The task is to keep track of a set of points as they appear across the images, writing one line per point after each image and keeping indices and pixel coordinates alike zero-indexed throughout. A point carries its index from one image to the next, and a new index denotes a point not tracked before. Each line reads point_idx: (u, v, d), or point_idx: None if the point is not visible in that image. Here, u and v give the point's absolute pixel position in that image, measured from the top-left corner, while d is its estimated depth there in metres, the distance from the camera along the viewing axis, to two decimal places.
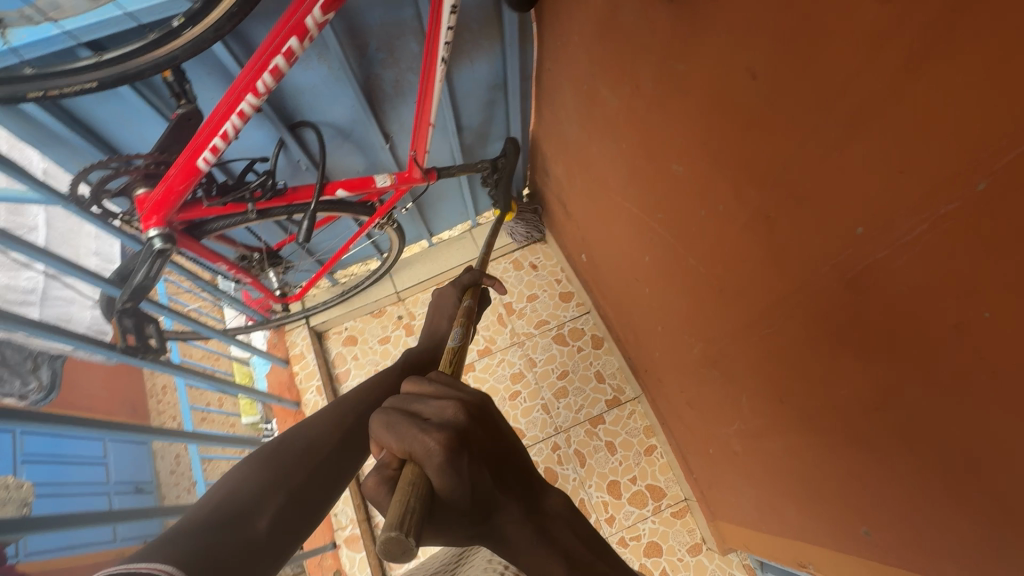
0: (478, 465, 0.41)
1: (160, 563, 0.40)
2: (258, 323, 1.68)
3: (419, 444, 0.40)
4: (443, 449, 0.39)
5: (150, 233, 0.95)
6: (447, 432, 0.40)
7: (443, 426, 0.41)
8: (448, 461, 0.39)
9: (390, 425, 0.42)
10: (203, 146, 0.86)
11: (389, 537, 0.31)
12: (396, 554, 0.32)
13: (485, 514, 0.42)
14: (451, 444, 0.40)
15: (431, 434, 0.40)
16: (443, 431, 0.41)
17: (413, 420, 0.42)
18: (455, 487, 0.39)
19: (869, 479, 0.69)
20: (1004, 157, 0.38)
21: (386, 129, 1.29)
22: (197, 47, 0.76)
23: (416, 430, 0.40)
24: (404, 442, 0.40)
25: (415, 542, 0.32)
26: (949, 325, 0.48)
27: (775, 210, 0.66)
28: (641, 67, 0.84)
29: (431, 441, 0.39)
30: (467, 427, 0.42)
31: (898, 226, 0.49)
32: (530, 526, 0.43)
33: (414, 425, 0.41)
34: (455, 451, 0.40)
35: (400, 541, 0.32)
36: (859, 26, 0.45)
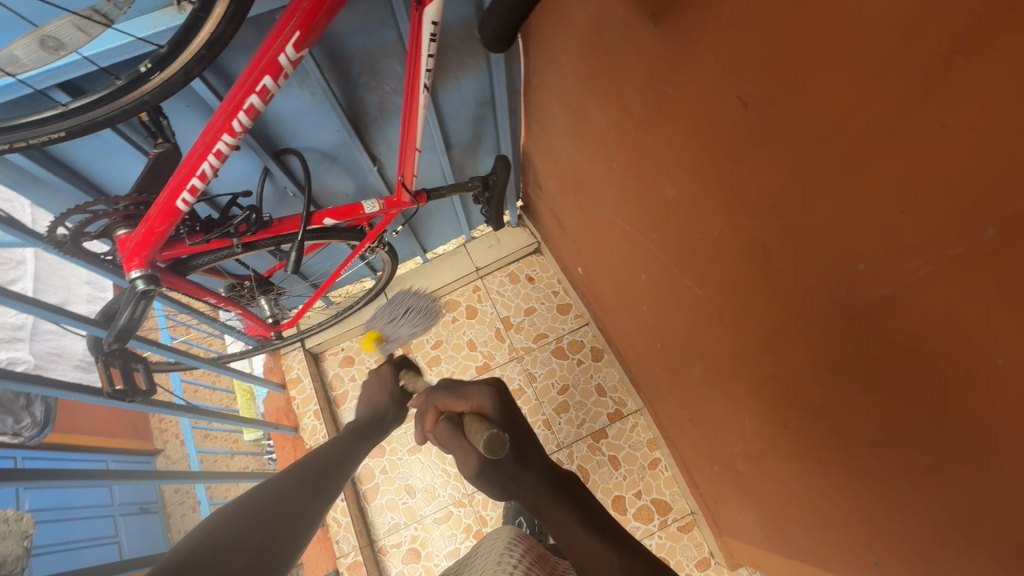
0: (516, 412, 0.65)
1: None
2: (253, 348, 1.66)
3: (478, 397, 0.65)
4: (492, 396, 0.64)
5: (132, 275, 0.93)
6: (493, 388, 0.66)
7: (489, 386, 0.66)
8: (497, 404, 0.64)
9: (456, 393, 0.67)
10: (182, 186, 0.84)
11: (493, 433, 0.55)
12: (496, 446, 0.55)
13: (524, 452, 0.59)
14: (496, 396, 0.65)
15: (485, 390, 0.66)
16: (491, 388, 0.66)
17: (469, 386, 0.67)
18: (505, 418, 0.63)
19: (880, 512, 0.67)
20: (1012, 205, 0.36)
21: (373, 151, 1.27)
22: (167, 90, 0.74)
23: (476, 390, 0.66)
24: (468, 400, 0.66)
25: (506, 440, 0.56)
26: (960, 369, 0.46)
27: (772, 240, 0.64)
28: (628, 89, 0.81)
29: (485, 395, 0.65)
30: (504, 388, 0.67)
31: (903, 266, 0.47)
32: (553, 466, 0.58)
33: (472, 388, 0.66)
34: (499, 400, 0.64)
35: (496, 436, 0.55)
36: (854, 62, 0.43)
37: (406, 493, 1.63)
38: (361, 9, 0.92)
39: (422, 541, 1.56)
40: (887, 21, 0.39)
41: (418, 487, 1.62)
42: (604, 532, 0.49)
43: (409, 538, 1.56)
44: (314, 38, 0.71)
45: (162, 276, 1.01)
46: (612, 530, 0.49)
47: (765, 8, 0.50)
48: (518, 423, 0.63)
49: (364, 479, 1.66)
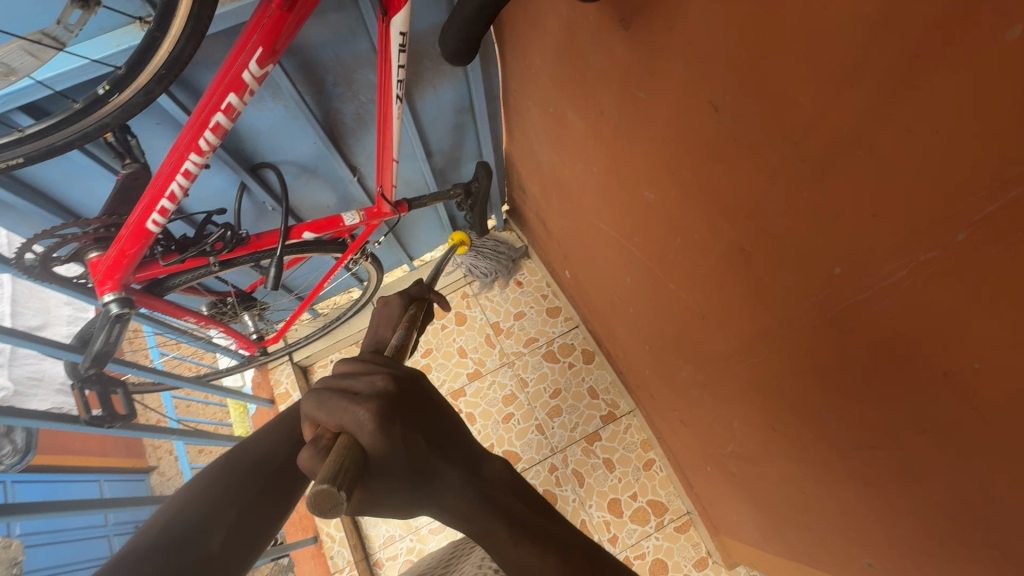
0: (413, 430, 0.43)
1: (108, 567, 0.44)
2: (239, 364, 1.64)
3: (348, 419, 0.42)
4: (371, 417, 0.42)
5: (105, 298, 0.91)
6: (378, 405, 0.43)
7: (373, 399, 0.43)
8: (379, 425, 0.42)
9: (321, 400, 0.43)
10: (151, 208, 0.83)
11: (322, 491, 0.34)
12: (331, 509, 0.35)
13: (415, 472, 0.42)
14: (378, 412, 0.42)
15: (361, 406, 0.42)
16: (373, 401, 0.43)
17: (345, 397, 0.43)
18: (389, 449, 0.41)
19: (870, 513, 0.66)
20: (982, 209, 0.36)
21: (352, 162, 1.25)
22: (128, 111, 0.73)
23: (348, 403, 0.43)
24: (338, 417, 0.42)
25: (348, 493, 0.35)
26: (938, 373, 0.45)
27: (750, 244, 0.64)
28: (602, 94, 0.81)
29: (362, 414, 0.42)
30: (398, 399, 0.45)
31: (877, 271, 0.47)
32: (477, 494, 0.41)
33: (347, 399, 0.43)
34: (384, 420, 0.42)
35: (332, 495, 0.34)
36: (821, 67, 0.43)
37: None
38: (331, 19, 0.91)
39: (418, 553, 1.54)
40: (854, 24, 0.39)
41: None
42: (544, 542, 0.38)
43: (404, 550, 1.55)
44: (278, 54, 0.69)
45: (137, 298, 0.99)
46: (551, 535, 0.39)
47: (730, 13, 0.50)
48: (411, 448, 0.42)
49: None
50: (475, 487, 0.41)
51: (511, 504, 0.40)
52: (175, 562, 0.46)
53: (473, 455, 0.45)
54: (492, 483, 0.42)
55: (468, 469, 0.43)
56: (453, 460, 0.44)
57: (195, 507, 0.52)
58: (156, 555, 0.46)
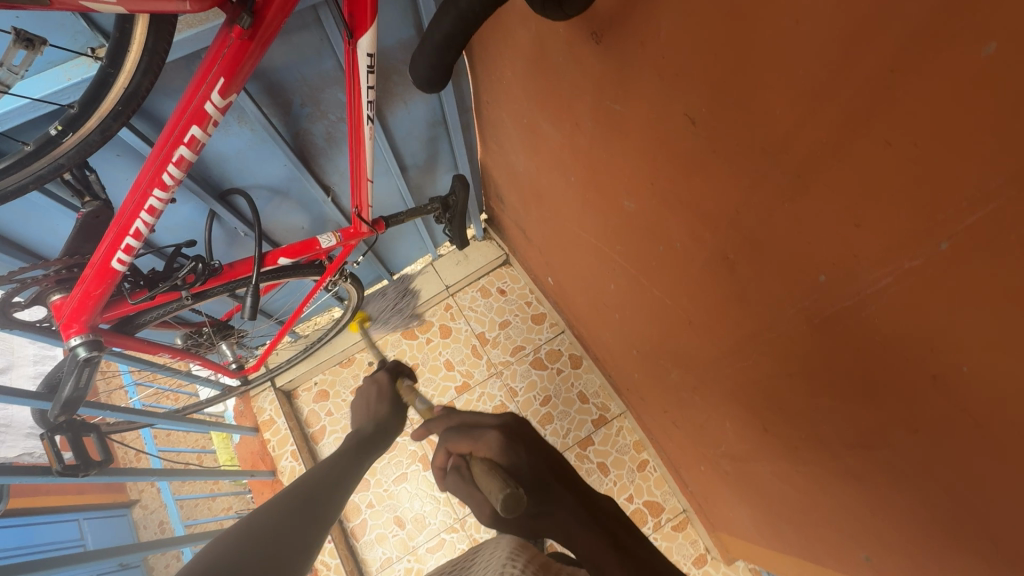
0: (536, 452, 0.45)
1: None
2: (218, 394, 1.58)
3: (484, 442, 0.46)
4: (500, 438, 0.46)
5: (72, 342, 0.87)
6: (502, 429, 0.47)
7: (500, 425, 0.48)
8: (510, 445, 0.45)
9: (454, 438, 0.49)
10: (115, 247, 0.79)
11: (506, 491, 0.38)
12: (514, 508, 0.38)
13: (545, 494, 0.42)
14: (508, 435, 0.46)
15: (491, 431, 0.47)
16: (500, 426, 0.47)
17: (477, 427, 0.48)
18: (523, 464, 0.43)
19: (864, 509, 0.67)
20: (963, 220, 0.36)
21: (325, 181, 1.22)
22: (83, 150, 0.71)
23: (479, 432, 0.47)
24: (473, 442, 0.48)
25: (524, 495, 0.39)
26: (928, 376, 0.45)
27: (733, 253, 0.64)
28: (576, 105, 0.80)
29: (491, 438, 0.46)
30: (518, 423, 0.49)
31: (862, 279, 0.47)
32: (590, 515, 0.40)
33: (477, 430, 0.48)
34: (515, 441, 0.46)
35: (515, 496, 0.38)
36: (795, 79, 0.43)
37: (396, 525, 1.60)
38: (295, 40, 0.88)
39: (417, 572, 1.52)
40: (826, 37, 0.39)
41: (408, 518, 1.59)
42: None
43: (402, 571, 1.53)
44: (241, 83, 0.67)
45: (107, 338, 0.95)
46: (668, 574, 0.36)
47: (701, 25, 0.49)
48: (542, 471, 0.43)
49: (351, 515, 1.62)
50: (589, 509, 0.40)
51: (615, 528, 0.39)
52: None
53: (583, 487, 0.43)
54: (604, 514, 0.41)
55: (585, 497, 0.42)
56: (575, 482, 0.43)
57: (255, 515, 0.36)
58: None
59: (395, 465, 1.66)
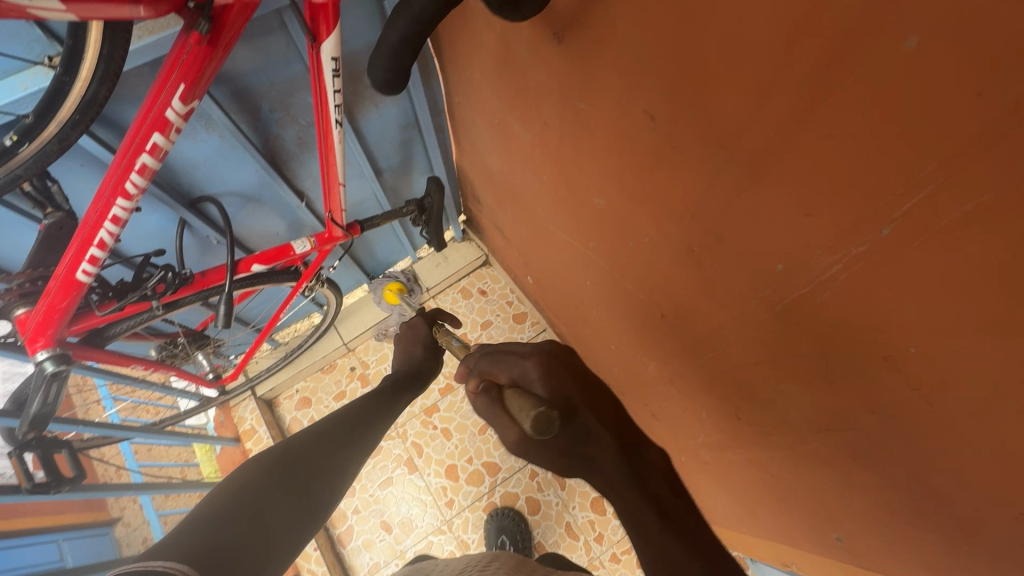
0: (570, 383, 0.51)
1: (161, 562, 0.37)
2: (197, 405, 1.56)
3: (521, 369, 0.53)
4: (537, 367, 0.52)
5: (38, 357, 0.86)
6: (540, 359, 0.53)
7: (536, 352, 0.54)
8: (545, 375, 0.51)
9: (492, 364, 0.55)
10: (79, 258, 0.78)
11: (539, 411, 0.44)
12: (543, 429, 0.45)
13: (577, 426, 0.48)
14: (544, 364, 0.52)
15: (528, 358, 0.53)
16: (537, 356, 0.53)
17: (512, 353, 0.54)
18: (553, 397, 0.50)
19: (832, 490, 0.69)
20: (900, 206, 0.38)
21: (299, 186, 1.21)
22: (39, 161, 0.70)
23: (517, 357, 0.53)
24: (508, 369, 0.54)
25: (556, 418, 0.45)
26: (881, 359, 0.47)
27: (698, 246, 0.65)
28: (543, 104, 0.81)
29: (529, 365, 0.52)
30: (554, 352, 0.54)
31: (815, 266, 0.49)
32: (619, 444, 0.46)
33: (514, 354, 0.54)
34: (550, 370, 0.52)
35: (546, 418, 0.45)
36: (743, 75, 0.44)
37: (382, 530, 1.59)
38: (260, 45, 0.88)
39: None
40: (767, 34, 0.40)
41: (395, 522, 1.59)
42: (675, 526, 0.43)
43: None
44: (202, 89, 0.67)
45: (75, 352, 0.94)
46: (687, 526, 0.43)
47: (653, 24, 0.51)
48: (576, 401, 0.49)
49: (337, 522, 1.61)
50: (626, 459, 0.46)
51: (662, 491, 0.45)
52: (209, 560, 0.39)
53: (631, 436, 0.48)
54: (648, 468, 0.46)
55: (623, 440, 0.47)
56: (615, 417, 0.49)
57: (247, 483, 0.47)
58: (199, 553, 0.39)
59: (381, 470, 1.66)
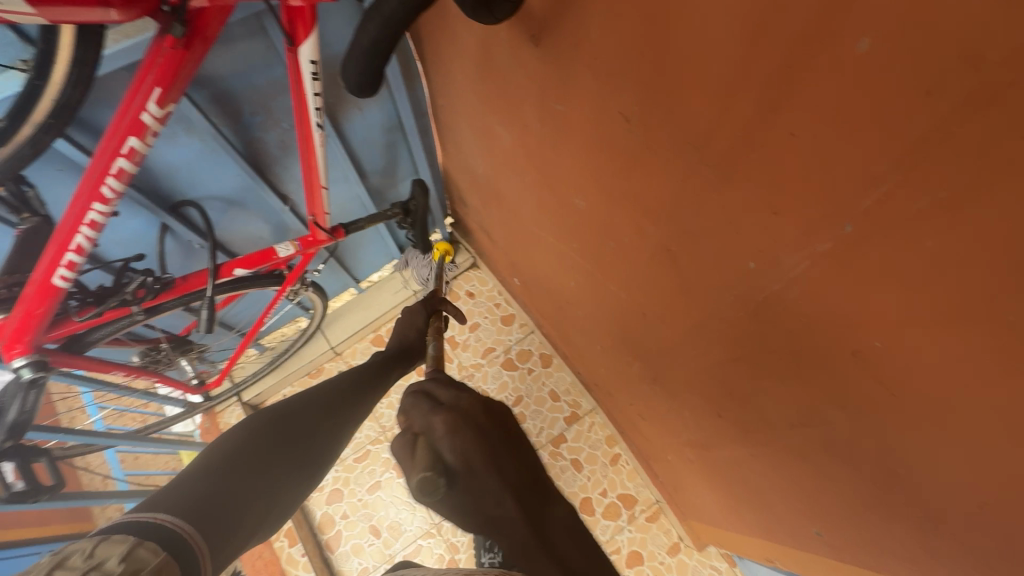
0: (479, 446, 0.48)
1: (168, 515, 0.36)
2: (181, 412, 1.55)
3: (432, 424, 0.50)
4: (446, 422, 0.49)
5: (15, 364, 0.85)
6: (453, 417, 0.50)
7: (452, 410, 0.51)
8: (453, 434, 0.49)
9: (409, 405, 0.53)
10: (55, 263, 0.77)
11: (424, 474, 0.43)
12: (425, 492, 0.43)
13: (477, 490, 0.47)
14: (455, 420, 0.50)
15: (440, 414, 0.50)
16: (449, 412, 0.50)
17: (431, 405, 0.52)
18: (457, 460, 0.47)
19: (809, 485, 0.70)
20: (860, 204, 0.39)
21: (282, 190, 1.21)
22: (13, 166, 0.70)
23: (430, 411, 0.51)
24: (422, 419, 0.51)
25: (441, 484, 0.44)
26: (849, 354, 0.48)
27: (674, 246, 0.66)
28: (523, 107, 0.81)
29: (440, 422, 0.49)
30: (471, 412, 0.51)
31: (785, 264, 0.50)
32: (516, 511, 0.45)
33: (431, 407, 0.51)
34: (461, 428, 0.49)
35: (431, 481, 0.44)
36: (710, 78, 0.45)
37: (371, 535, 1.59)
38: (240, 48, 0.87)
39: None
40: (730, 38, 0.41)
41: (383, 526, 1.58)
42: None
43: None
44: (178, 93, 0.67)
45: (53, 358, 0.93)
46: None
47: (624, 29, 0.52)
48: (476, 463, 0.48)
49: (325, 527, 1.60)
50: (530, 524, 0.45)
51: (568, 552, 0.44)
52: (199, 514, 0.38)
53: (538, 499, 0.48)
54: (554, 529, 0.46)
55: (527, 505, 0.46)
56: (517, 487, 0.47)
57: (238, 442, 0.46)
58: (188, 507, 0.38)
59: (370, 474, 1.65)
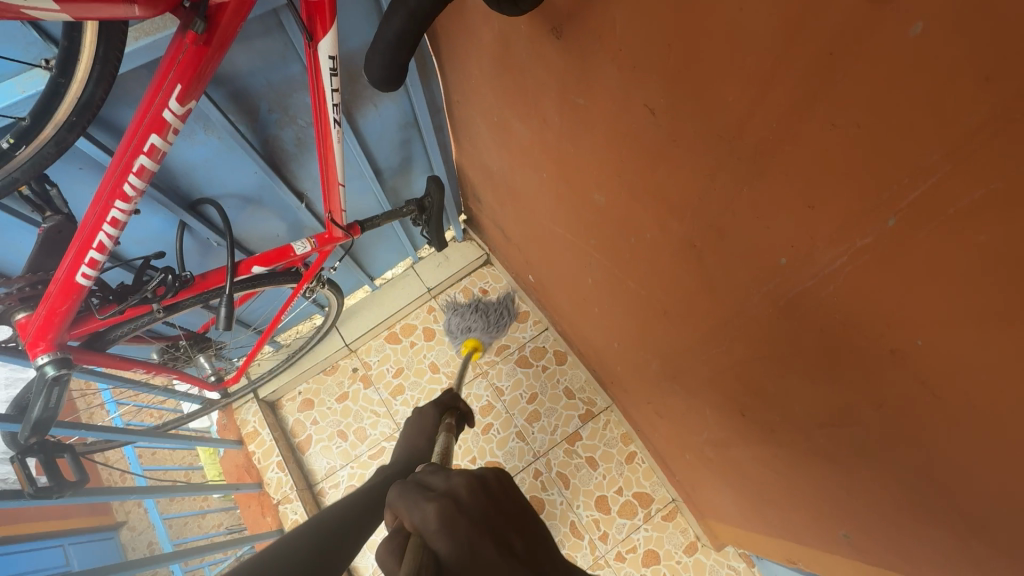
0: (485, 534, 0.35)
1: None
2: (200, 408, 1.56)
3: (423, 513, 0.37)
4: (440, 514, 0.37)
5: (39, 361, 0.85)
6: (449, 503, 0.37)
7: (447, 492, 0.39)
8: (447, 519, 0.36)
9: (391, 498, 0.40)
10: (78, 261, 0.78)
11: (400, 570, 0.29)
12: None
13: None
14: (452, 508, 0.37)
15: (432, 500, 0.38)
16: (443, 497, 0.38)
17: (420, 492, 0.39)
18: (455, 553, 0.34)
19: (834, 485, 0.69)
20: (906, 196, 0.37)
21: (298, 188, 1.21)
22: (37, 164, 0.70)
23: (419, 498, 0.38)
24: (411, 515, 0.38)
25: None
26: (887, 352, 0.47)
27: (700, 240, 0.65)
28: (543, 101, 0.80)
29: (431, 508, 0.37)
30: (473, 493, 0.39)
31: (820, 259, 0.48)
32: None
33: (419, 494, 0.39)
34: (460, 515, 0.37)
35: None
36: (745, 67, 0.44)
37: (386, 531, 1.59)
38: (258, 45, 0.87)
39: None
40: (770, 25, 0.40)
41: None
42: None
43: None
44: (200, 89, 0.66)
45: (76, 355, 0.94)
46: None
47: (653, 17, 0.50)
48: (477, 551, 0.34)
49: None
50: None
51: None
52: None
53: None
54: None
55: None
56: (529, 568, 0.34)
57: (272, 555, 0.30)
58: None
59: None
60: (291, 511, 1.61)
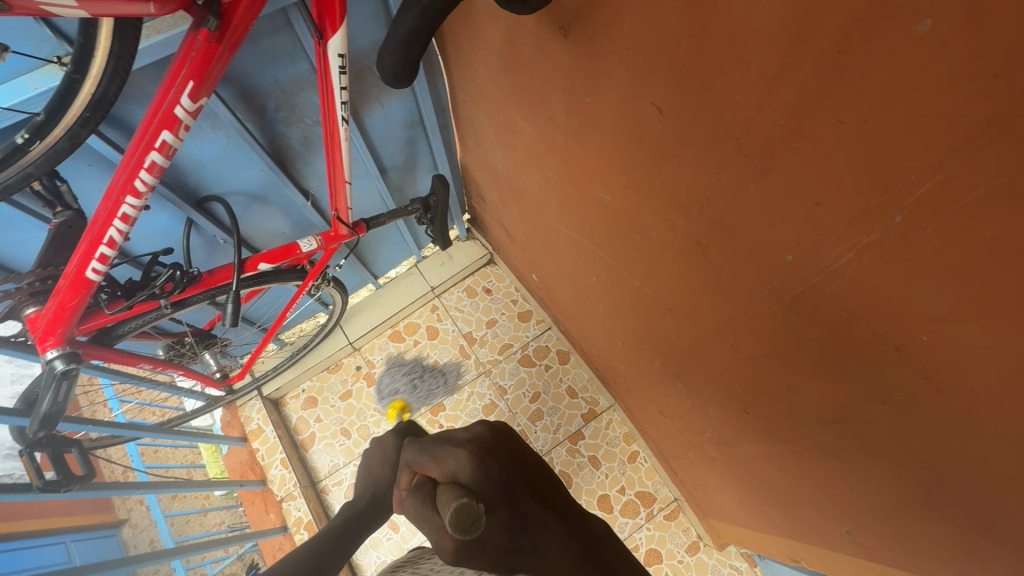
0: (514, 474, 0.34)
1: None
2: (204, 405, 1.57)
3: (449, 462, 0.34)
4: (472, 456, 0.34)
5: (48, 355, 0.86)
6: (477, 445, 0.35)
7: (474, 436, 0.36)
8: (480, 459, 0.34)
9: (410, 455, 0.36)
10: (89, 256, 0.79)
11: (459, 503, 0.28)
12: (463, 527, 0.28)
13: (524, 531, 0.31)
14: (481, 449, 0.35)
15: (461, 445, 0.35)
16: (471, 440, 0.35)
17: (440, 441, 0.36)
18: (489, 490, 0.32)
19: (838, 483, 0.69)
20: (913, 192, 0.38)
21: (304, 186, 1.22)
22: (50, 159, 0.71)
23: (447, 444, 0.35)
24: (434, 460, 0.34)
25: (481, 515, 0.29)
26: (893, 348, 0.47)
27: (705, 238, 0.65)
28: (550, 100, 0.80)
29: (462, 452, 0.34)
30: (496, 438, 0.37)
31: (826, 256, 0.49)
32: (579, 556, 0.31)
33: (442, 442, 0.35)
34: (491, 457, 0.34)
35: (470, 510, 0.28)
36: (754, 64, 0.44)
37: (389, 528, 1.60)
38: (267, 44, 0.88)
39: None
40: (778, 23, 0.40)
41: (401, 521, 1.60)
42: None
43: None
44: (211, 86, 0.67)
45: (85, 350, 0.95)
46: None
47: (662, 16, 0.51)
48: (516, 497, 0.32)
49: None
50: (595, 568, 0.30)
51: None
52: None
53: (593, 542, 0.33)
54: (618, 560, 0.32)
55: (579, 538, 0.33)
56: (556, 508, 0.34)
57: None
58: None
59: None
60: (294, 508, 1.61)
